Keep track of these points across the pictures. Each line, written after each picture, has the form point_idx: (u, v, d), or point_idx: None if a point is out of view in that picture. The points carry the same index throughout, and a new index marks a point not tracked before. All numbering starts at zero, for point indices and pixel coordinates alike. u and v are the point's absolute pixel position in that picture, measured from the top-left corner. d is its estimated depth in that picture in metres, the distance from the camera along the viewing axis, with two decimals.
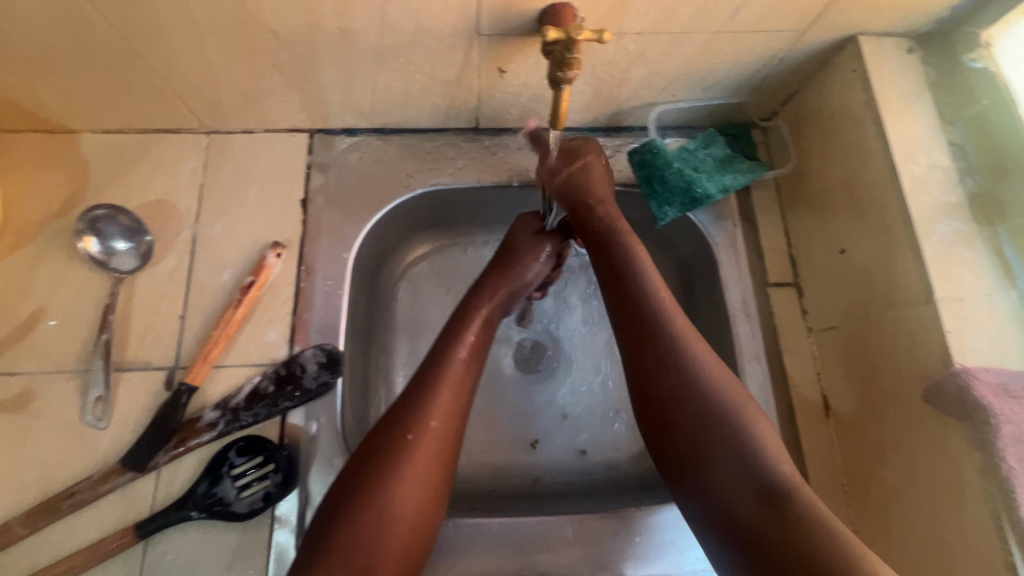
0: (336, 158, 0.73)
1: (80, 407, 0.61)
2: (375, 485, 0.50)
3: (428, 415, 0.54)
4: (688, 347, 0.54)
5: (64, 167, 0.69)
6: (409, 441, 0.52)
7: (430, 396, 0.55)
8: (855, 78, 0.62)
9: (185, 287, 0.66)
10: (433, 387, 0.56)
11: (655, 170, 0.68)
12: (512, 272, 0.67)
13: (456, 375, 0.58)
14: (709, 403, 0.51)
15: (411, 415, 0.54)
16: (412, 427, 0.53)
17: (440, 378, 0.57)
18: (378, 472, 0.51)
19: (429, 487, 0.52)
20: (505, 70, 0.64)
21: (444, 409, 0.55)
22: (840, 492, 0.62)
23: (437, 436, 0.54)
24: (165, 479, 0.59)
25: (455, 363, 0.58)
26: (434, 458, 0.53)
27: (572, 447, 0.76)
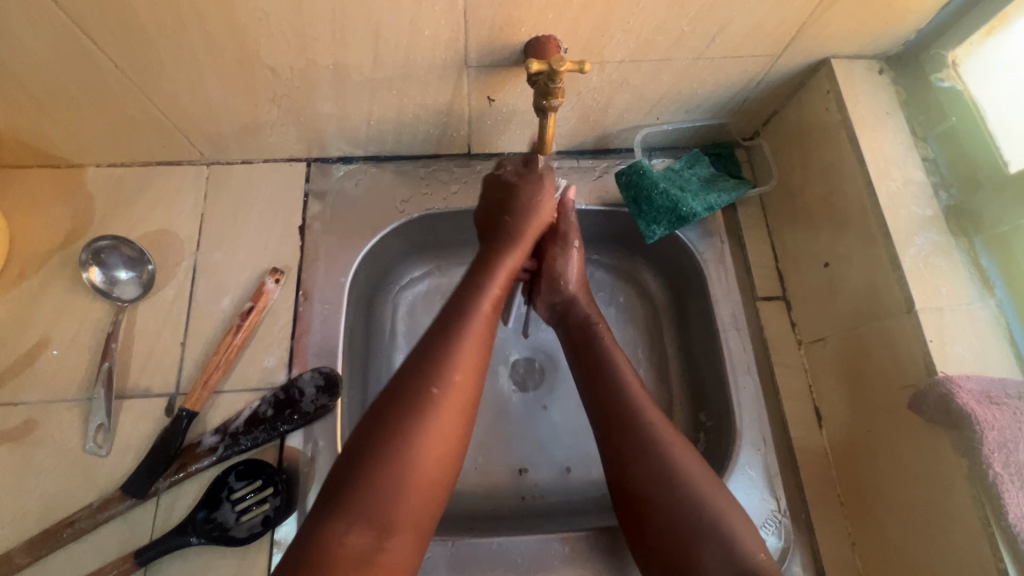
0: (333, 186, 0.75)
1: (82, 435, 0.62)
2: (397, 435, 0.49)
3: (452, 366, 0.54)
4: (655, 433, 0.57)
5: (69, 202, 0.72)
6: (433, 394, 0.52)
7: (450, 350, 0.55)
8: (829, 98, 0.65)
9: (186, 314, 0.68)
10: (453, 338, 0.56)
11: (642, 191, 0.70)
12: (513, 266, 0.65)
13: (477, 327, 0.58)
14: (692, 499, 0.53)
15: (434, 367, 0.53)
16: (437, 381, 0.53)
17: (464, 329, 0.57)
18: (398, 425, 0.50)
19: (452, 440, 0.52)
20: (494, 99, 0.67)
21: (467, 358, 0.55)
22: (835, 500, 0.63)
23: (461, 389, 0.54)
24: (165, 505, 0.59)
25: (478, 316, 0.58)
26: (456, 410, 0.53)
27: (556, 464, 0.76)
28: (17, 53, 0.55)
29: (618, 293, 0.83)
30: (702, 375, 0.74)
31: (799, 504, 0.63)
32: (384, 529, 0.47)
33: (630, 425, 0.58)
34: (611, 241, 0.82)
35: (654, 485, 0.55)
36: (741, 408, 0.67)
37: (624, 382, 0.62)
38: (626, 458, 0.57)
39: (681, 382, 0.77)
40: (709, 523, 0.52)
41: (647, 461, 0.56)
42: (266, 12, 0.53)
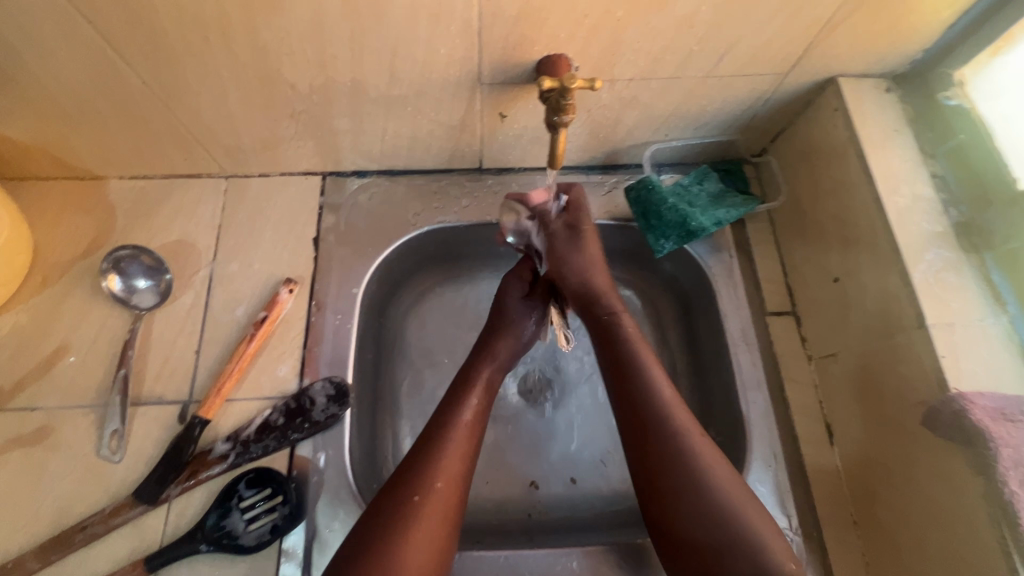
0: (347, 199, 0.77)
1: (97, 440, 0.63)
2: (378, 542, 0.50)
3: (433, 476, 0.55)
4: (688, 444, 0.54)
5: (93, 212, 0.74)
6: (415, 502, 0.53)
7: (435, 458, 0.57)
8: (837, 116, 0.65)
9: (201, 323, 0.69)
10: (438, 451, 0.57)
11: (651, 206, 0.71)
12: (506, 333, 0.70)
13: (461, 437, 0.59)
14: (694, 492, 0.52)
15: (419, 478, 0.55)
16: (418, 488, 0.54)
17: (447, 441, 0.58)
18: (384, 535, 0.51)
19: (435, 548, 0.52)
20: (505, 115, 0.68)
21: (447, 469, 0.56)
22: (851, 528, 0.62)
23: (443, 497, 0.54)
24: (176, 512, 0.59)
25: (461, 426, 0.60)
26: (440, 517, 0.53)
27: (563, 476, 0.76)
28: (50, 69, 0.57)
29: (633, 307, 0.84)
30: (711, 390, 0.74)
31: (811, 522, 0.62)
32: None
33: (652, 428, 0.55)
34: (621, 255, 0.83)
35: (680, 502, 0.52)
36: (751, 424, 0.67)
37: (650, 383, 0.58)
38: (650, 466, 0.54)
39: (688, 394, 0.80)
40: (743, 543, 0.49)
41: (672, 476, 0.53)
42: (287, 31, 0.55)
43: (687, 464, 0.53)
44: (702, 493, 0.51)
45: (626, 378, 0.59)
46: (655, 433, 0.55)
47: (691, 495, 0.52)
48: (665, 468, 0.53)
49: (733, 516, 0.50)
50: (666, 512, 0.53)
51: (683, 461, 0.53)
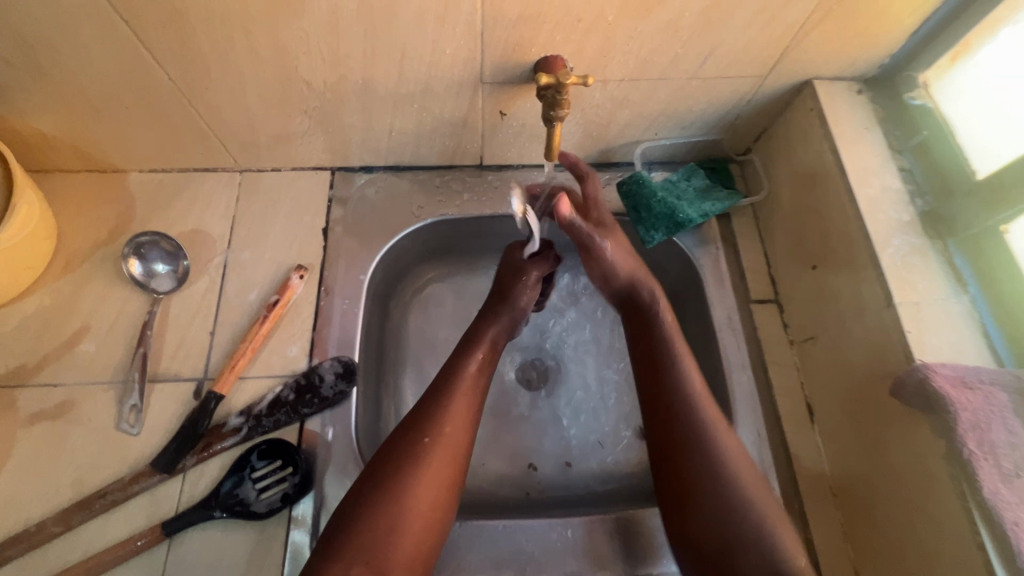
0: (355, 192, 0.81)
1: (116, 415, 0.66)
2: (389, 480, 0.55)
3: (442, 422, 0.60)
4: (710, 435, 0.60)
5: (114, 203, 0.78)
6: (425, 444, 0.58)
7: (443, 406, 0.61)
8: (813, 115, 0.70)
9: (216, 306, 0.73)
10: (446, 398, 0.62)
11: (641, 200, 0.76)
12: (510, 294, 0.73)
13: (467, 389, 0.63)
14: (716, 481, 0.58)
15: (428, 421, 0.60)
16: (428, 430, 0.59)
17: (454, 391, 0.63)
18: (395, 471, 0.56)
19: (443, 487, 0.57)
20: (505, 113, 0.73)
21: (457, 414, 0.61)
22: (822, 468, 0.67)
23: (450, 441, 0.59)
24: (190, 481, 0.63)
25: (467, 378, 0.64)
26: (447, 459, 0.58)
27: (560, 459, 0.80)
28: (84, 65, 0.62)
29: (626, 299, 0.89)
30: (700, 374, 0.79)
31: (792, 494, 0.66)
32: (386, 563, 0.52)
33: (679, 417, 0.61)
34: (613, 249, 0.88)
35: (696, 469, 0.59)
36: (736, 403, 0.71)
37: (683, 377, 0.63)
38: (674, 451, 0.60)
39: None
40: (752, 530, 0.56)
41: (699, 465, 0.59)
42: (306, 31, 0.59)
43: (705, 441, 0.60)
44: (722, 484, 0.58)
45: (661, 370, 0.64)
46: (682, 420, 0.61)
47: (711, 483, 0.58)
48: (692, 457, 0.59)
49: (745, 501, 0.57)
50: (686, 493, 0.59)
51: (705, 453, 0.59)
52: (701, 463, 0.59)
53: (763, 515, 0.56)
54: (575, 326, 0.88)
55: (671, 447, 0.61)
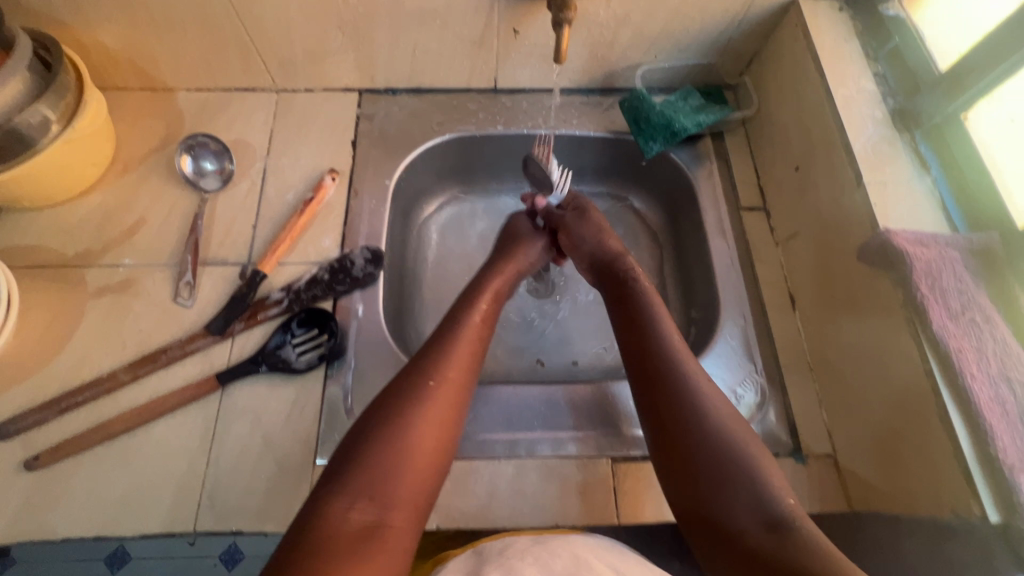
0: (380, 111, 0.90)
1: (172, 290, 0.75)
2: (391, 422, 0.56)
3: (446, 366, 0.62)
4: (689, 379, 0.61)
5: (164, 116, 0.87)
6: (430, 385, 0.59)
7: (446, 352, 0.63)
8: (797, 30, 0.77)
9: (257, 203, 0.81)
10: (448, 344, 0.64)
11: (641, 113, 0.84)
12: (517, 253, 0.80)
13: (468, 336, 0.66)
14: (701, 427, 0.57)
15: (432, 366, 0.61)
16: (433, 374, 0.60)
17: (456, 339, 0.65)
18: (399, 412, 0.57)
19: (444, 428, 0.58)
20: (518, 31, 0.81)
21: (460, 362, 0.63)
22: (801, 347, 0.75)
23: (452, 383, 0.61)
24: (239, 343, 0.71)
25: (469, 328, 0.67)
26: (448, 402, 0.59)
27: (565, 355, 0.88)
28: None
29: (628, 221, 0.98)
30: (695, 277, 0.87)
31: (774, 368, 0.74)
32: (385, 503, 0.52)
33: (661, 366, 0.62)
34: (615, 172, 0.97)
35: (693, 430, 0.57)
36: (724, 293, 0.79)
37: (660, 330, 0.66)
38: (660, 399, 0.60)
39: (674, 287, 0.91)
40: (743, 476, 0.54)
41: (686, 413, 0.59)
42: None
43: (702, 399, 0.59)
44: (706, 427, 0.57)
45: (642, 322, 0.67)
46: (665, 368, 0.62)
47: (698, 428, 0.57)
48: (679, 404, 0.59)
49: (732, 443, 0.56)
50: (676, 438, 0.58)
51: (690, 398, 0.59)
52: (686, 409, 0.59)
53: (751, 458, 0.55)
54: None
55: (655, 393, 0.61)
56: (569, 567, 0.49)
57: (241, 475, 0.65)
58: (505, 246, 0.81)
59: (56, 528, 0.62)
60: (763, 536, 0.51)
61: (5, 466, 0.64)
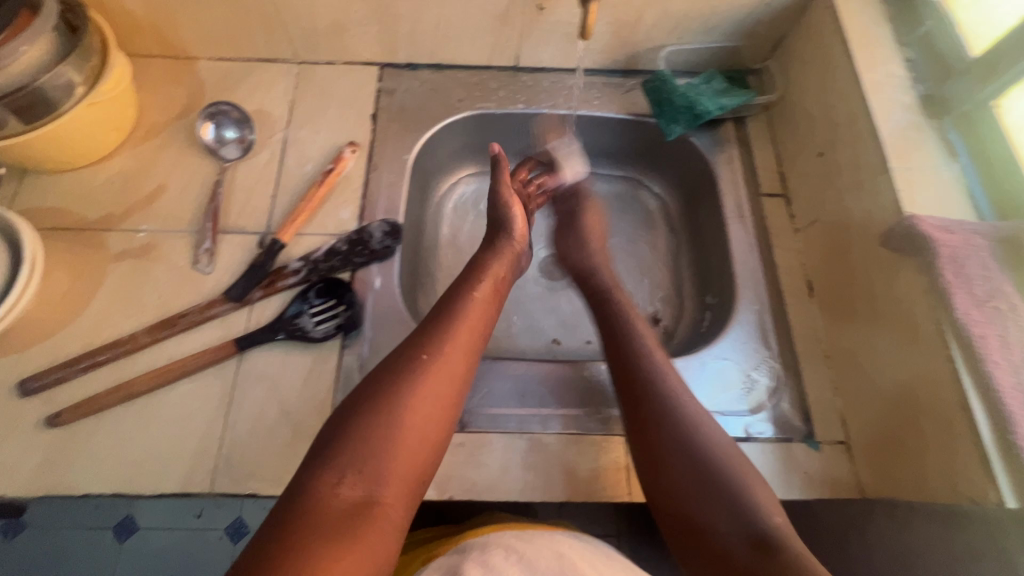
0: (401, 86, 0.89)
1: (191, 257, 0.75)
2: (383, 397, 0.54)
3: (444, 342, 0.60)
4: (673, 399, 0.63)
5: (185, 85, 0.87)
6: (423, 360, 0.58)
7: (447, 327, 0.61)
8: (827, 13, 0.76)
9: (277, 174, 0.82)
10: (449, 319, 0.62)
11: (664, 95, 0.84)
12: (501, 233, 0.77)
13: (471, 310, 0.64)
14: (678, 450, 0.59)
15: (428, 341, 0.60)
16: (428, 348, 0.59)
17: (456, 313, 0.63)
18: (391, 386, 0.55)
19: (442, 406, 0.56)
20: (542, 7, 0.80)
21: (462, 339, 0.61)
22: (817, 336, 0.74)
23: (450, 360, 0.59)
24: (256, 311, 0.72)
25: (472, 302, 0.65)
26: (445, 379, 0.58)
27: (580, 338, 0.88)
28: None
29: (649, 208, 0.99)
30: (712, 262, 0.87)
31: (789, 354, 0.74)
32: (371, 481, 0.50)
33: (642, 384, 0.64)
34: (635, 158, 0.98)
35: (679, 452, 0.59)
36: (741, 278, 0.79)
37: (643, 348, 0.68)
38: (642, 421, 0.62)
39: (690, 273, 0.92)
40: (723, 498, 0.56)
41: (665, 430, 0.60)
42: None
43: (679, 432, 0.60)
44: (687, 448, 0.59)
45: (623, 343, 0.70)
46: (646, 387, 0.64)
47: (679, 448, 0.59)
48: (659, 423, 0.61)
49: (712, 461, 0.58)
50: (660, 460, 0.59)
51: (669, 419, 0.61)
52: (667, 431, 0.60)
53: (734, 476, 0.57)
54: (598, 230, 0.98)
55: (638, 412, 0.63)
56: (554, 565, 0.52)
57: (258, 440, 0.65)
58: (499, 218, 0.79)
59: (76, 485, 0.62)
60: (748, 553, 0.51)
61: (27, 422, 0.65)
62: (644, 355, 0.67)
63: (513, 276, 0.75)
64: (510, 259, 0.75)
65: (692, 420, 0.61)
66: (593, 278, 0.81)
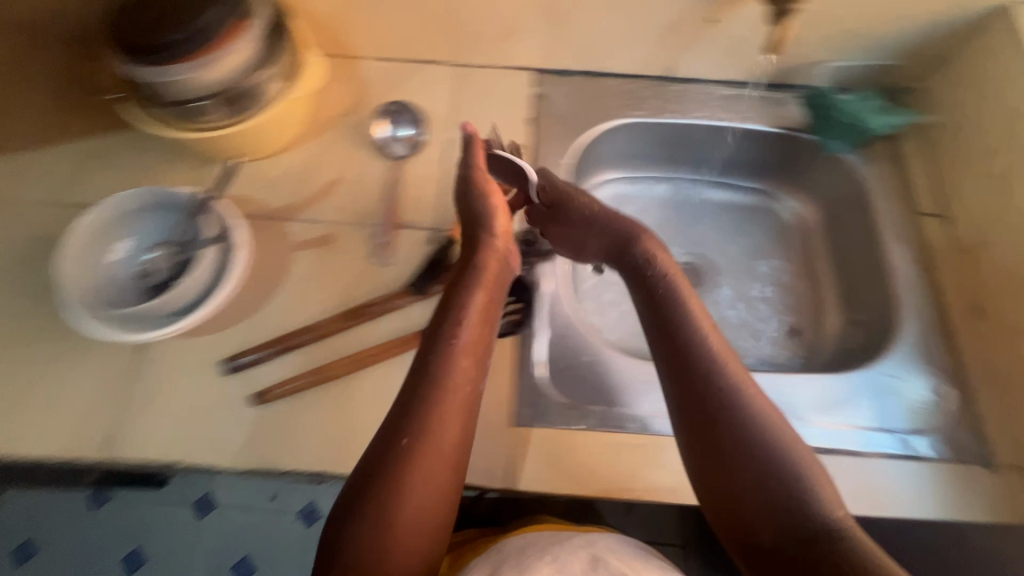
0: (556, 92, 0.91)
1: (369, 249, 0.78)
2: (389, 487, 0.53)
3: (429, 422, 0.55)
4: (741, 397, 0.58)
5: (352, 83, 0.90)
6: (404, 445, 0.54)
7: (428, 401, 0.56)
8: (1006, 34, 0.76)
9: (444, 173, 0.84)
10: (429, 389, 0.57)
11: (828, 112, 0.86)
12: (483, 226, 0.68)
13: (457, 378, 0.58)
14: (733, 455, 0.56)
15: (409, 422, 0.55)
16: (408, 432, 0.55)
17: (440, 384, 0.57)
18: (402, 469, 0.54)
19: (442, 489, 0.55)
20: (714, 21, 0.82)
21: (449, 404, 0.57)
22: (986, 358, 0.74)
23: (433, 445, 0.55)
24: (436, 304, 0.75)
25: (456, 364, 0.58)
26: (439, 459, 0.55)
27: (723, 345, 0.91)
28: None
29: (785, 221, 1.00)
30: (863, 279, 0.87)
31: (961, 376, 0.74)
32: (384, 550, 0.52)
33: (709, 392, 0.58)
34: (773, 172, 0.99)
35: (755, 460, 0.55)
36: (903, 295, 0.79)
37: (696, 333, 0.61)
38: (720, 439, 0.57)
39: (832, 289, 0.94)
40: (767, 503, 0.54)
41: (736, 440, 0.56)
42: None
43: (753, 439, 0.56)
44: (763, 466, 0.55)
45: (672, 329, 0.62)
46: (708, 385, 0.58)
47: (761, 460, 0.55)
48: (742, 439, 0.56)
49: (776, 475, 0.54)
50: (728, 479, 0.56)
51: (756, 432, 0.56)
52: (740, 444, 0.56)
53: (804, 482, 0.54)
54: (732, 240, 1.00)
55: (707, 424, 0.57)
56: (588, 567, 0.55)
57: None
58: (477, 216, 0.69)
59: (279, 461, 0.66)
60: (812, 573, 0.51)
61: (231, 398, 0.69)
62: (699, 342, 0.61)
63: (502, 296, 0.66)
64: (490, 277, 0.65)
65: (773, 426, 0.57)
66: (627, 252, 0.69)
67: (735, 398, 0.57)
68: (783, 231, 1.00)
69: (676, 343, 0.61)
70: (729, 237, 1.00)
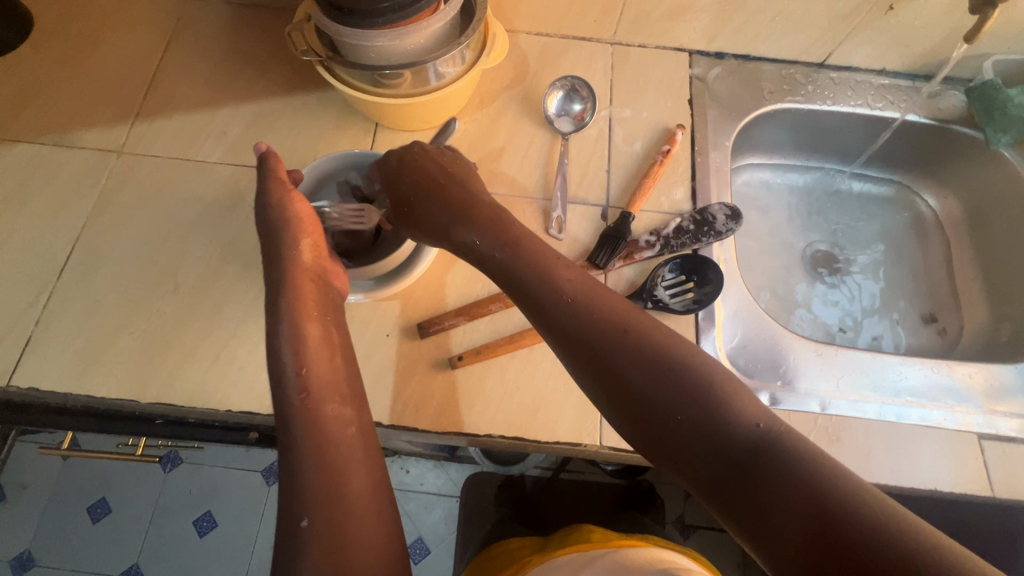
0: (712, 74, 0.91)
1: (543, 223, 0.79)
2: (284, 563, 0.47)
3: (288, 477, 0.50)
4: (619, 340, 0.53)
5: (511, 56, 0.90)
6: (303, 528, 0.48)
7: (290, 459, 0.51)
8: None
9: (607, 150, 0.85)
10: (313, 446, 0.51)
11: (997, 104, 0.87)
12: None
13: (328, 436, 0.52)
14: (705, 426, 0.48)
15: (299, 501, 0.49)
16: (305, 513, 0.48)
17: (320, 441, 0.52)
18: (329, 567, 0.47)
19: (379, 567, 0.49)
20: (893, 7, 0.82)
21: (305, 455, 0.51)
22: None
23: (332, 512, 0.49)
24: (615, 278, 0.76)
25: (319, 418, 0.53)
26: (333, 521, 0.49)
27: (865, 333, 0.92)
28: None
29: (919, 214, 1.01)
30: (1012, 274, 0.88)
31: None
32: None
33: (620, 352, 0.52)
34: (914, 163, 1.00)
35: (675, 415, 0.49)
36: None
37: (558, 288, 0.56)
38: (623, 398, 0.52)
39: (972, 283, 0.94)
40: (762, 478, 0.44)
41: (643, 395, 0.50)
42: None
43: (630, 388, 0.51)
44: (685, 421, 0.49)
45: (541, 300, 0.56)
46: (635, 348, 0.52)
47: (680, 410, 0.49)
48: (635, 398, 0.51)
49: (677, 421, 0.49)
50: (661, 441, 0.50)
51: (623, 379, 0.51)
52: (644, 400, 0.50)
53: (706, 421, 0.48)
54: (864, 231, 1.01)
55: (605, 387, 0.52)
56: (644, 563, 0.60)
57: None
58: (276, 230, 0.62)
59: (476, 424, 0.68)
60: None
61: (425, 362, 0.71)
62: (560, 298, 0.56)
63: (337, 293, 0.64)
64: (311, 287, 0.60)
65: (721, 387, 0.49)
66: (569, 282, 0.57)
67: (617, 344, 0.52)
68: (917, 224, 1.01)
69: (548, 312, 0.56)
70: (859, 228, 1.02)
